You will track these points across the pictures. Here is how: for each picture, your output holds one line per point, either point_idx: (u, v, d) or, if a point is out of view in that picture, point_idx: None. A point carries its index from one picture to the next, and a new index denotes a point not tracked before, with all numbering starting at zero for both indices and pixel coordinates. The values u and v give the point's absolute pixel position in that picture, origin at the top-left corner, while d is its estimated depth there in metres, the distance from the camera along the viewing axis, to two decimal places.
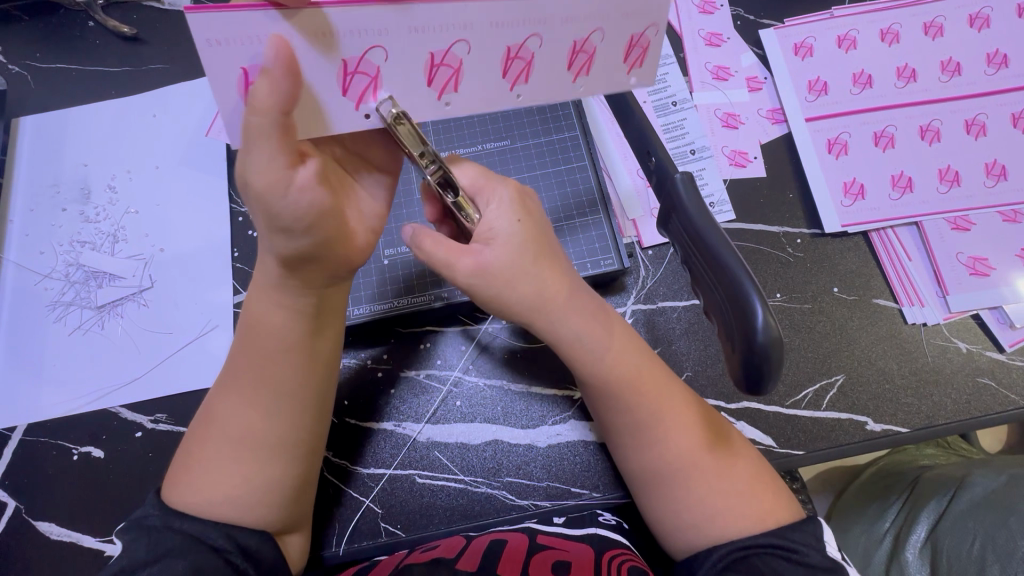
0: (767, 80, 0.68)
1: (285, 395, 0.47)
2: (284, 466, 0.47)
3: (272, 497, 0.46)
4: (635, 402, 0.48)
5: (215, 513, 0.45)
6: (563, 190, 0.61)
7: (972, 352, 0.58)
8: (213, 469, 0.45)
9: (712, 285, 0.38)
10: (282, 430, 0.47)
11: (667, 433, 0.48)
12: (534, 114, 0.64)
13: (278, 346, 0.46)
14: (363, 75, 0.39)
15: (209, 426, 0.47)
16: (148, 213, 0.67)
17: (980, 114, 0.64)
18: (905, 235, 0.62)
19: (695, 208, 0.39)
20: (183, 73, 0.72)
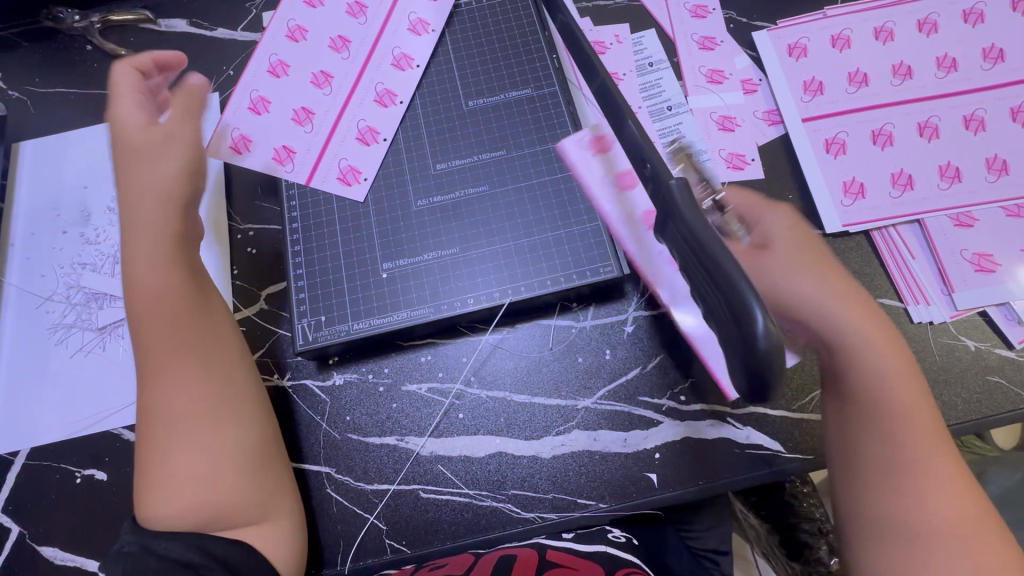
0: (762, 81, 0.68)
1: (210, 356, 0.52)
2: (237, 427, 0.50)
3: (231, 475, 0.48)
4: (901, 481, 0.46)
5: (193, 493, 0.47)
6: (560, 199, 0.61)
7: (980, 350, 0.57)
8: (172, 454, 0.48)
9: (708, 292, 0.34)
10: (218, 390, 0.51)
11: (925, 515, 0.45)
12: (529, 124, 0.64)
13: (178, 307, 0.52)
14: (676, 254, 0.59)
15: (146, 416, 0.49)
16: None
17: (978, 109, 0.63)
18: (908, 234, 0.61)
19: (691, 213, 0.36)
20: None
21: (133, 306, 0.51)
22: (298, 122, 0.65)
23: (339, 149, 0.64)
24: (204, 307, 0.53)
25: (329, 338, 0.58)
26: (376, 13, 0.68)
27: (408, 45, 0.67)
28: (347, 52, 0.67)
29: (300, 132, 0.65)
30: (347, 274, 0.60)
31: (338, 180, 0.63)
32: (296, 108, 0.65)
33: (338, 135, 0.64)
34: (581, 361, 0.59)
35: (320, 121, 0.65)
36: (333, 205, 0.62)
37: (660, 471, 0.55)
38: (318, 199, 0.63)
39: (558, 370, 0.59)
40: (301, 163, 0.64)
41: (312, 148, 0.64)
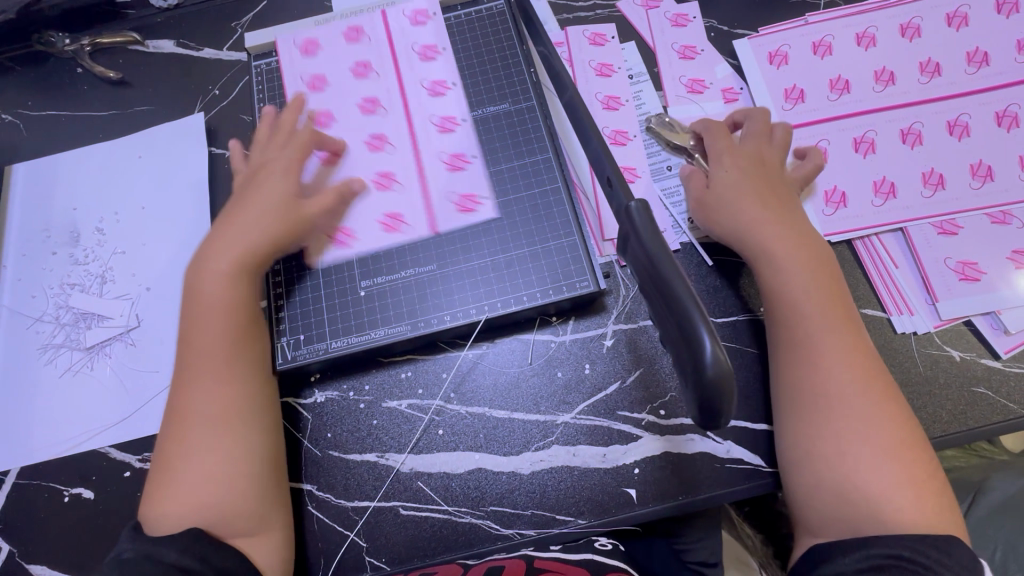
0: (743, 90, 0.68)
1: (245, 361, 0.53)
2: (259, 436, 0.52)
3: (240, 489, 0.49)
4: (832, 376, 0.48)
5: (206, 492, 0.48)
6: (537, 214, 0.61)
7: (966, 361, 0.56)
8: (196, 451, 0.49)
9: (665, 318, 0.35)
10: (248, 396, 0.52)
11: (858, 412, 0.47)
12: (507, 138, 0.64)
13: (227, 307, 0.53)
14: (816, 151, 0.63)
15: (179, 410, 0.51)
16: (135, 252, 0.68)
17: (962, 114, 0.62)
18: (891, 242, 0.60)
19: (649, 238, 0.36)
20: (166, 112, 0.75)
21: (194, 306, 0.53)
22: (385, 187, 0.63)
23: (442, 187, 0.63)
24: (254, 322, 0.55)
25: (309, 357, 0.59)
26: (387, 67, 0.68)
27: (431, 73, 0.67)
28: (382, 108, 0.66)
29: (392, 194, 0.63)
30: (326, 293, 0.61)
31: (461, 213, 0.61)
32: (374, 175, 0.64)
33: (431, 177, 0.63)
34: (560, 376, 0.59)
35: (403, 176, 0.63)
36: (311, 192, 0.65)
37: (641, 486, 0.55)
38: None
39: (537, 386, 0.59)
40: (417, 219, 0.62)
41: (417, 202, 0.62)
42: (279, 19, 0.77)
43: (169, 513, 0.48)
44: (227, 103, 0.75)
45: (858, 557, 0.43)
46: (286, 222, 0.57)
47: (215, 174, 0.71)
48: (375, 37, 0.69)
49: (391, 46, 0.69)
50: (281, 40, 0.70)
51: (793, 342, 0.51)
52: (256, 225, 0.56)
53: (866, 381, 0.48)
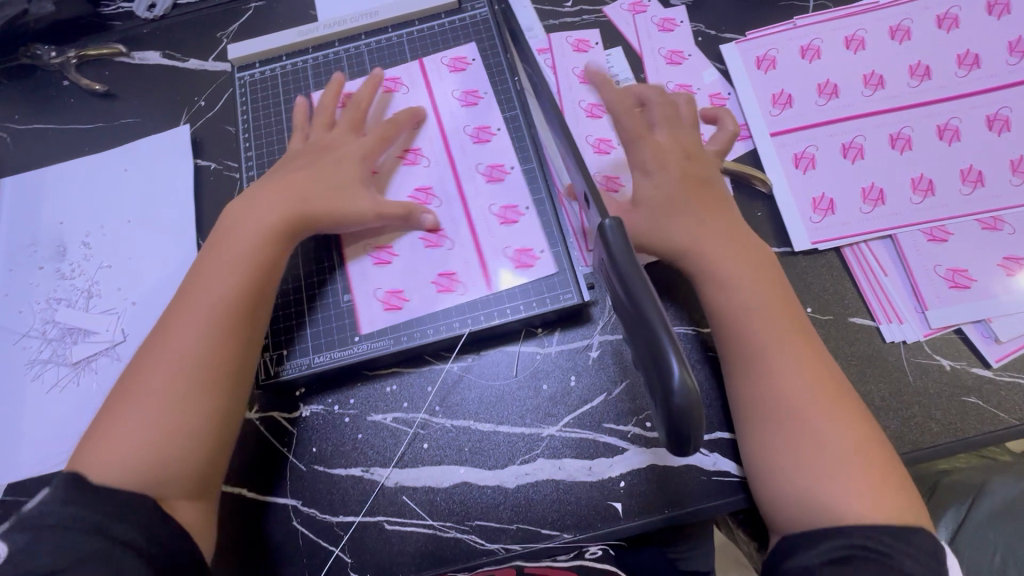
0: (731, 95, 0.67)
1: (238, 313, 0.52)
2: (219, 394, 0.50)
3: (176, 443, 0.47)
4: (779, 384, 0.48)
5: (145, 436, 0.46)
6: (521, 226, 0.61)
7: (956, 370, 0.55)
8: (151, 390, 0.48)
9: (639, 341, 0.35)
10: (224, 348, 0.51)
11: (813, 418, 0.47)
12: (490, 150, 0.64)
13: (242, 255, 0.54)
14: (804, 157, 0.63)
15: (158, 342, 0.50)
16: (121, 266, 0.68)
17: (952, 118, 0.62)
18: (880, 250, 0.59)
19: (622, 257, 0.36)
20: (153, 125, 0.75)
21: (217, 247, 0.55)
22: (435, 245, 0.61)
23: (495, 242, 0.61)
24: (263, 303, 0.54)
25: (293, 371, 0.60)
26: (427, 114, 0.67)
27: (473, 120, 0.66)
28: (425, 159, 0.65)
29: (443, 251, 0.61)
30: (310, 306, 0.62)
31: (519, 269, 0.60)
32: (423, 232, 0.62)
33: (483, 232, 0.61)
34: (545, 388, 0.58)
35: (453, 231, 0.62)
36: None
37: (626, 500, 0.54)
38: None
39: (521, 398, 0.58)
40: (472, 278, 0.60)
41: (469, 258, 0.61)
42: (264, 30, 0.77)
43: (97, 459, 0.46)
44: (213, 113, 0.74)
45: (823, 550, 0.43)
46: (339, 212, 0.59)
47: (201, 186, 0.71)
48: (413, 86, 0.68)
49: (429, 95, 0.68)
50: (316, 93, 0.70)
51: (740, 353, 0.50)
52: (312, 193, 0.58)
53: (818, 386, 0.48)
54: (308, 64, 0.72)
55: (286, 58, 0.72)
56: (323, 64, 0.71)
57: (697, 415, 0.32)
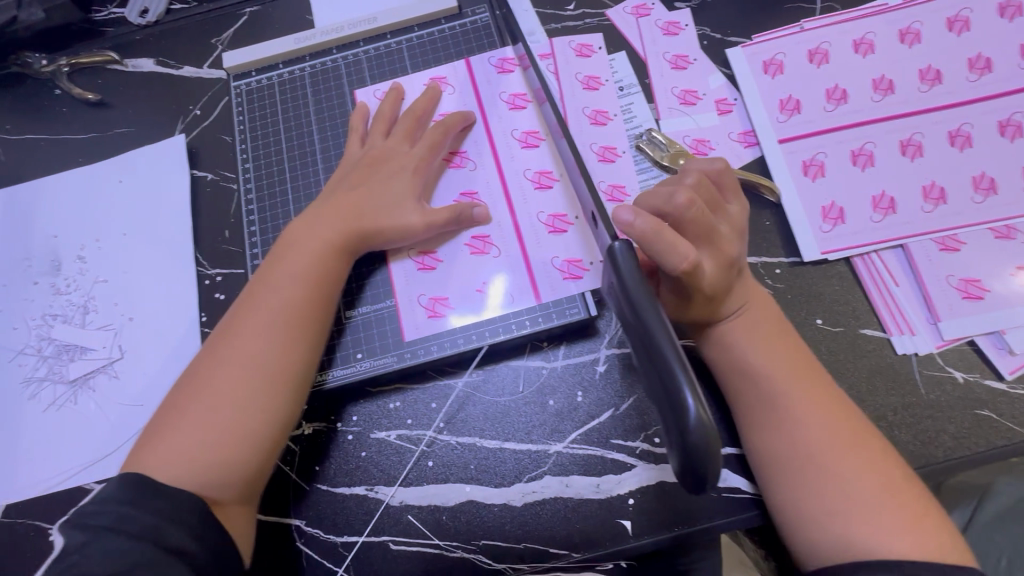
0: (737, 101, 0.66)
1: (301, 322, 0.53)
2: (280, 404, 0.50)
3: (233, 451, 0.48)
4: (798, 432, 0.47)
5: (204, 442, 0.48)
6: (526, 237, 0.60)
7: (969, 382, 0.54)
8: (213, 397, 0.49)
9: (649, 370, 0.34)
10: (288, 358, 0.52)
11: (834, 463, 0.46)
12: (492, 159, 0.63)
13: (306, 266, 0.55)
14: (813, 165, 0.61)
15: (222, 349, 0.52)
16: (117, 280, 0.67)
17: (964, 124, 0.60)
18: (891, 259, 0.58)
19: (631, 278, 0.36)
20: (147, 134, 0.74)
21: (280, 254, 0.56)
22: (481, 252, 0.60)
23: (542, 251, 0.59)
24: (327, 314, 0.55)
25: None
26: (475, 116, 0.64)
27: (521, 123, 0.64)
28: (472, 162, 0.63)
29: (488, 260, 0.60)
30: None
31: (567, 279, 0.58)
32: (469, 239, 0.61)
33: (531, 241, 0.60)
34: (552, 404, 0.57)
35: (500, 239, 0.60)
36: (291, 208, 0.65)
37: (635, 518, 0.53)
38: (275, 197, 0.66)
39: (528, 415, 0.57)
40: (518, 290, 0.59)
41: (516, 266, 0.59)
42: (260, 37, 0.75)
43: (153, 457, 0.48)
44: (209, 122, 0.73)
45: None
46: (387, 225, 0.58)
47: (198, 198, 0.69)
48: (459, 86, 0.66)
49: (477, 96, 0.65)
50: (358, 94, 0.68)
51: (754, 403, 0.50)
52: (370, 200, 0.58)
53: (837, 433, 0.47)
54: (306, 72, 0.70)
55: (283, 66, 0.71)
56: (321, 72, 0.70)
57: (714, 448, 0.30)
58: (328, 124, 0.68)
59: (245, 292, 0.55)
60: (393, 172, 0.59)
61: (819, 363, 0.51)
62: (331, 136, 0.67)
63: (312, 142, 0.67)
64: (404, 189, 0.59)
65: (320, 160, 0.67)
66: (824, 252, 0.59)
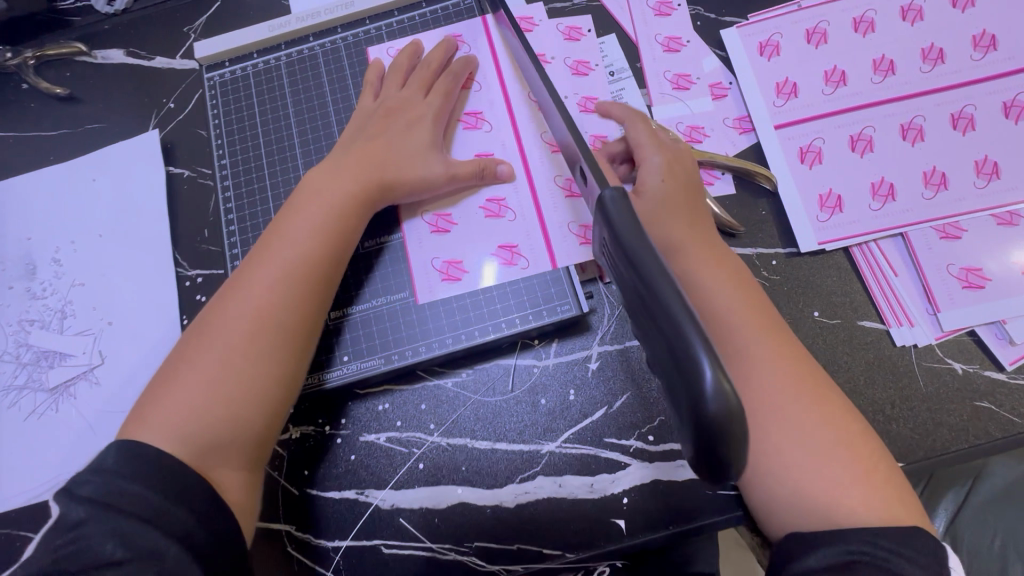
0: (732, 85, 0.63)
1: (309, 286, 0.51)
2: (286, 372, 0.49)
3: (238, 416, 0.47)
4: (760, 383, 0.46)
5: (210, 406, 0.46)
6: (536, 207, 0.58)
7: (968, 374, 0.53)
8: (221, 358, 0.47)
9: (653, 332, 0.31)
10: (298, 322, 0.50)
11: (791, 415, 0.45)
12: (497, 129, 0.61)
13: (318, 223, 0.53)
14: (811, 152, 0.59)
15: (231, 311, 0.49)
16: (95, 283, 0.65)
17: (967, 106, 0.58)
18: (890, 248, 0.57)
19: (625, 228, 0.32)
20: (120, 129, 0.71)
21: (289, 213, 0.54)
22: (496, 215, 0.58)
23: (559, 213, 0.58)
24: (338, 278, 0.53)
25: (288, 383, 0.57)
26: (489, 74, 0.63)
27: None
28: (487, 123, 0.61)
29: (504, 223, 0.58)
30: None
31: (584, 245, 0.57)
32: (484, 201, 0.59)
33: (547, 202, 0.58)
34: (543, 402, 0.56)
35: (516, 202, 0.58)
36: (271, 207, 0.63)
37: (629, 517, 0.53)
38: (253, 194, 0.64)
39: (519, 414, 0.56)
40: (535, 253, 0.57)
41: (532, 229, 0.58)
42: (234, 24, 0.72)
43: (158, 410, 0.46)
44: (183, 116, 0.70)
45: (828, 553, 0.40)
46: (407, 178, 0.56)
47: (175, 196, 0.67)
48: (475, 44, 0.64)
49: (493, 52, 0.63)
50: (371, 50, 0.66)
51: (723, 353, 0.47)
52: (388, 154, 0.57)
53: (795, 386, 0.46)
54: (282, 61, 0.67)
55: (258, 55, 0.68)
56: (298, 61, 0.67)
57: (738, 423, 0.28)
58: (307, 116, 0.65)
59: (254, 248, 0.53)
60: (410, 128, 0.58)
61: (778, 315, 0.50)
62: (310, 128, 0.65)
63: (290, 136, 0.65)
64: (424, 144, 0.58)
65: (299, 154, 0.64)
66: (819, 243, 0.57)
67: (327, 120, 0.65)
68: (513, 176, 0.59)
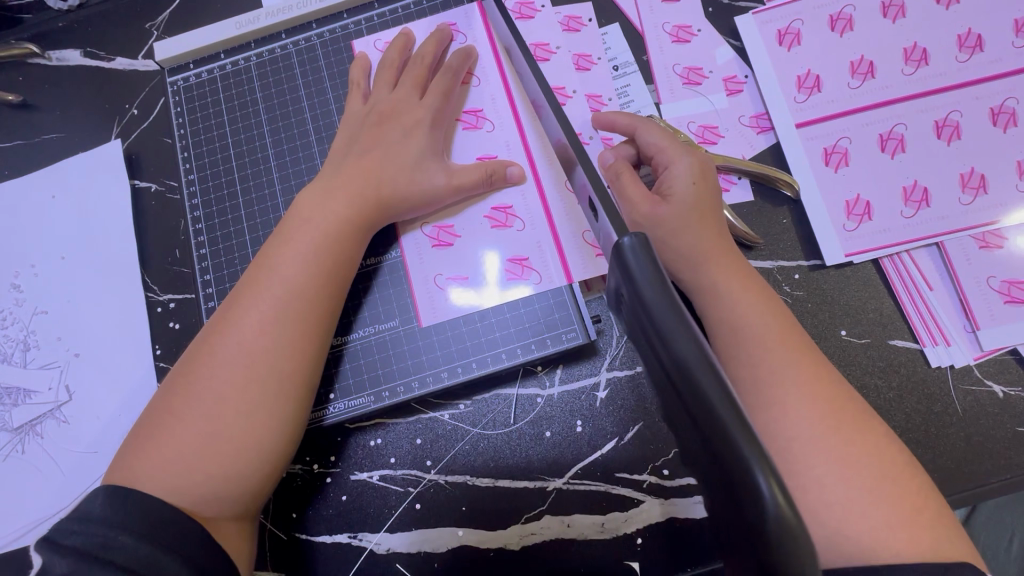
0: (748, 78, 0.57)
1: (299, 325, 0.46)
2: (274, 423, 0.45)
3: (225, 472, 0.43)
4: (790, 417, 0.40)
5: (195, 463, 0.42)
6: (545, 216, 0.53)
7: (1009, 397, 0.49)
8: (205, 409, 0.43)
9: (685, 420, 0.24)
10: (290, 365, 0.45)
11: (828, 452, 0.39)
12: (499, 131, 0.55)
13: (307, 253, 0.48)
14: (837, 153, 0.54)
15: (215, 354, 0.45)
16: (59, 311, 0.60)
17: (1009, 99, 0.53)
18: (924, 259, 0.52)
19: (652, 293, 0.25)
20: (80, 140, 0.65)
21: (275, 243, 0.49)
22: (503, 225, 0.53)
23: (572, 222, 0.53)
24: (333, 312, 0.48)
25: None
26: (488, 68, 0.57)
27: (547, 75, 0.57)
28: (489, 123, 0.55)
29: (512, 234, 0.53)
30: None
31: (600, 257, 0.52)
32: (489, 209, 0.54)
33: (559, 209, 0.53)
34: (549, 435, 0.52)
35: (524, 210, 0.53)
36: (245, 224, 0.57)
37: (644, 558, 0.49)
38: (225, 211, 0.58)
39: (522, 449, 0.52)
40: (547, 266, 0.52)
41: (543, 240, 0.53)
42: (199, 20, 0.66)
43: (143, 467, 0.42)
44: (148, 124, 0.64)
45: None
46: (403, 193, 0.51)
47: (142, 213, 0.61)
48: (471, 33, 0.58)
49: (492, 44, 0.57)
50: (354, 45, 0.60)
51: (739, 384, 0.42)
52: (382, 165, 0.51)
53: (829, 420, 0.40)
54: (253, 61, 0.61)
55: (225, 55, 0.61)
56: (270, 61, 0.61)
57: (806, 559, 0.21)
58: (281, 122, 0.59)
59: (239, 282, 0.48)
60: (404, 134, 0.52)
61: (808, 340, 0.44)
62: (285, 136, 0.59)
63: (264, 145, 0.59)
64: (418, 151, 0.52)
65: (274, 166, 0.58)
66: (848, 254, 0.52)
67: (304, 126, 0.59)
68: (523, 179, 0.54)
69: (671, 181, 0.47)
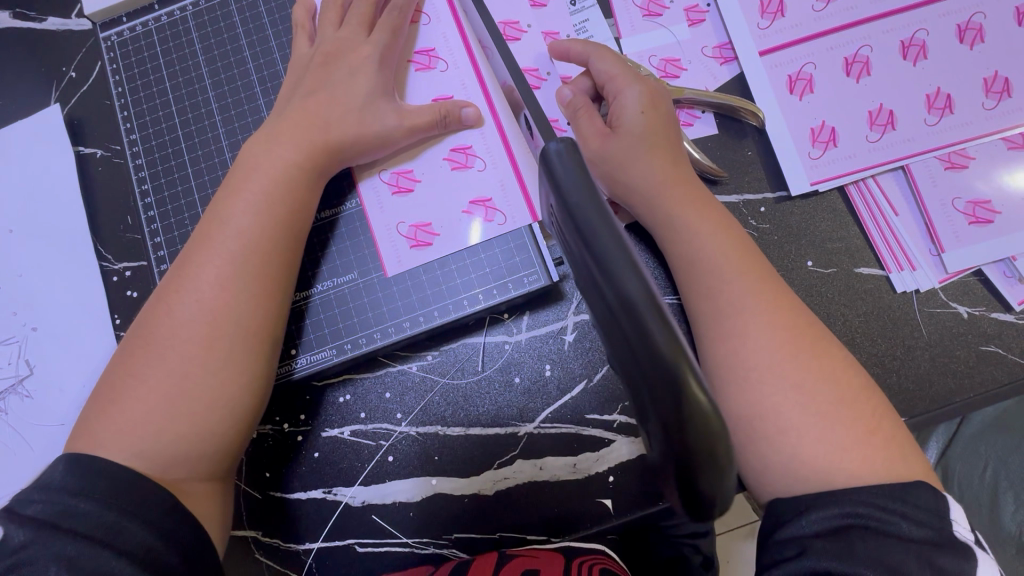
0: (711, 7, 0.55)
1: (253, 281, 0.45)
2: (235, 381, 0.43)
3: (187, 432, 0.42)
4: (753, 344, 0.39)
5: (155, 425, 0.42)
6: (507, 155, 0.51)
7: (975, 317, 0.49)
8: (162, 369, 0.42)
9: (611, 327, 0.24)
10: (247, 321, 0.44)
11: (790, 376, 0.39)
12: (453, 72, 0.53)
13: (257, 206, 0.46)
14: (802, 79, 0.52)
15: (169, 314, 0.44)
16: (12, 286, 0.58)
17: (976, 14, 0.51)
18: (890, 184, 0.51)
19: (578, 200, 0.24)
20: (17, 107, 0.61)
21: (223, 198, 0.47)
22: (464, 166, 0.52)
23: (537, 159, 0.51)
24: (289, 267, 0.47)
25: None
26: (438, 6, 0.54)
27: (500, 10, 0.55)
28: (442, 62, 0.53)
29: (473, 175, 0.51)
30: None
31: None
32: (448, 151, 0.52)
33: (520, 147, 0.51)
34: (518, 381, 0.52)
35: (484, 150, 0.52)
36: (194, 184, 0.55)
37: (617, 496, 0.49)
38: (172, 172, 0.56)
39: (491, 396, 0.52)
40: (511, 206, 0.51)
41: (506, 179, 0.51)
42: None
43: (103, 431, 0.41)
44: (88, 87, 0.61)
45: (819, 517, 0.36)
46: (354, 140, 0.49)
47: (89, 180, 0.59)
48: None
49: None
50: None
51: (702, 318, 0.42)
52: (331, 113, 0.49)
53: (791, 346, 0.40)
54: (189, 12, 0.58)
55: (159, 7, 0.58)
56: (208, 10, 0.57)
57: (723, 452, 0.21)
58: (225, 76, 0.56)
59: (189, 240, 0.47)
60: (351, 78, 0.50)
61: (770, 268, 0.43)
62: (229, 90, 0.56)
63: (207, 100, 0.56)
64: (367, 95, 0.50)
65: (220, 122, 0.56)
66: (813, 182, 0.51)
67: (249, 79, 0.56)
68: (481, 120, 0.52)
69: (619, 113, 0.46)
